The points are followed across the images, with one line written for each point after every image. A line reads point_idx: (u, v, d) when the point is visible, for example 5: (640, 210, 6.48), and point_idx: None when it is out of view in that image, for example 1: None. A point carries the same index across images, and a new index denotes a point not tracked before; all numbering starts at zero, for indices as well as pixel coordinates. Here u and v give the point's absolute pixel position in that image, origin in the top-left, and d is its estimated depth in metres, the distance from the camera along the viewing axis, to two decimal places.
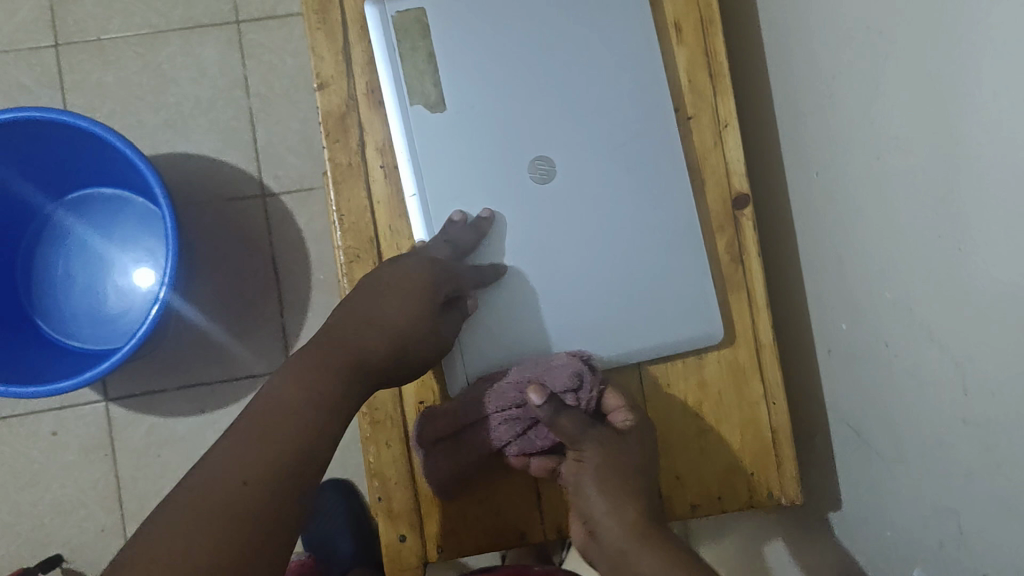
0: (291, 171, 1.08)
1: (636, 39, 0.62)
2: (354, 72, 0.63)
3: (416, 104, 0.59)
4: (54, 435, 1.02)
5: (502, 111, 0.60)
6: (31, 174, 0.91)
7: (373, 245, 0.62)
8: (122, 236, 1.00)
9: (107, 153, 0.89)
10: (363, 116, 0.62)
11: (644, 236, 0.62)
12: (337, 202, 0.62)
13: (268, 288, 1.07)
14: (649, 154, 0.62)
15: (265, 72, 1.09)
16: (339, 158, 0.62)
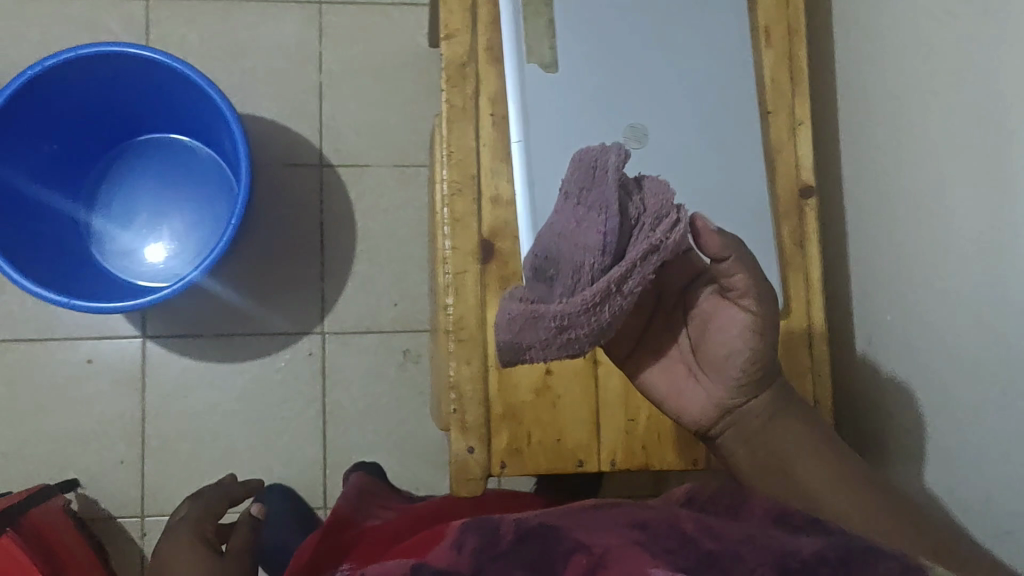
0: (349, 145, 1.12)
1: (729, 28, 0.64)
2: (479, 29, 0.66)
3: (532, 63, 0.61)
4: (88, 362, 1.06)
5: (610, 77, 0.61)
6: (116, 104, 0.96)
7: (475, 181, 0.65)
8: (184, 181, 1.04)
9: (190, 98, 0.93)
10: (482, 69, 0.66)
11: (721, 210, 0.62)
12: (447, 138, 0.66)
13: (312, 254, 1.10)
14: (733, 133, 0.63)
15: (338, 51, 1.13)
16: (455, 101, 0.66)
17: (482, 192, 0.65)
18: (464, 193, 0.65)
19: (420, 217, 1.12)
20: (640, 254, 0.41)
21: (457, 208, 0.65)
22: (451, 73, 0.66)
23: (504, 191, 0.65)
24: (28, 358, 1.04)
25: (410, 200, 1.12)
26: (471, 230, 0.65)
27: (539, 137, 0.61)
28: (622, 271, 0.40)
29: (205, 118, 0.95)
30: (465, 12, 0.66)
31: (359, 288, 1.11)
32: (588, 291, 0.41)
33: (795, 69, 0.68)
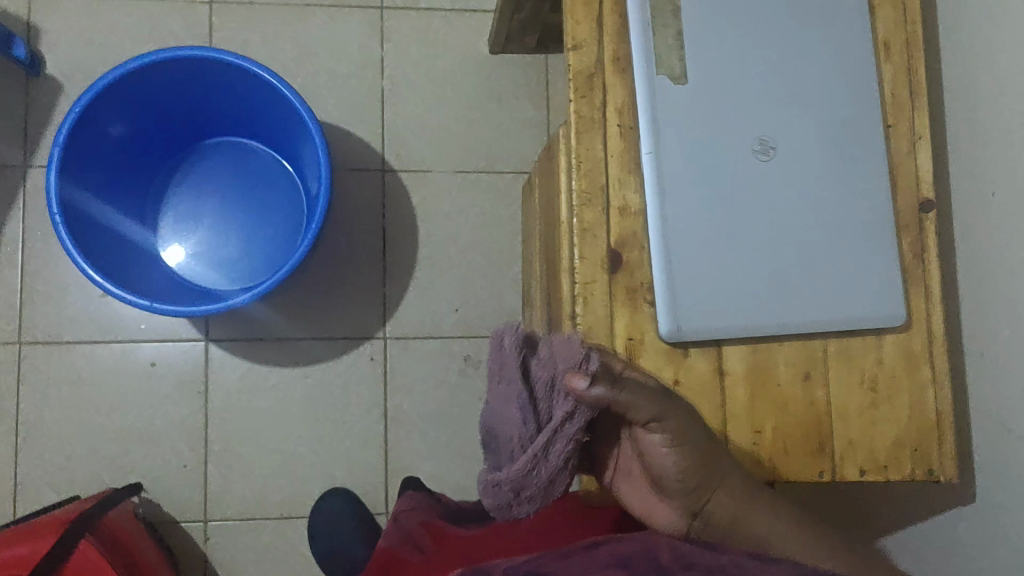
0: (412, 151, 1.12)
1: (857, 37, 0.62)
2: (604, 37, 0.60)
3: (661, 75, 0.58)
4: (152, 365, 1.06)
5: (738, 84, 0.59)
6: (185, 110, 0.96)
7: (603, 193, 0.59)
8: (247, 184, 1.05)
9: (262, 105, 0.94)
10: (608, 79, 0.60)
11: (848, 223, 0.60)
12: (573, 149, 0.59)
13: (374, 259, 1.10)
14: (859, 144, 0.61)
15: (400, 56, 1.13)
16: (582, 111, 0.59)
17: (610, 204, 0.59)
18: (594, 205, 0.59)
19: (481, 222, 1.12)
20: (557, 419, 0.54)
21: (587, 220, 0.58)
22: (577, 80, 0.60)
23: (631, 204, 0.59)
24: (93, 361, 1.05)
25: (471, 205, 1.12)
26: (601, 241, 0.58)
27: (669, 151, 0.58)
28: (546, 434, 0.54)
29: (278, 123, 0.95)
30: (591, 13, 0.60)
31: (420, 293, 1.11)
32: (524, 455, 0.55)
33: (917, 81, 0.64)
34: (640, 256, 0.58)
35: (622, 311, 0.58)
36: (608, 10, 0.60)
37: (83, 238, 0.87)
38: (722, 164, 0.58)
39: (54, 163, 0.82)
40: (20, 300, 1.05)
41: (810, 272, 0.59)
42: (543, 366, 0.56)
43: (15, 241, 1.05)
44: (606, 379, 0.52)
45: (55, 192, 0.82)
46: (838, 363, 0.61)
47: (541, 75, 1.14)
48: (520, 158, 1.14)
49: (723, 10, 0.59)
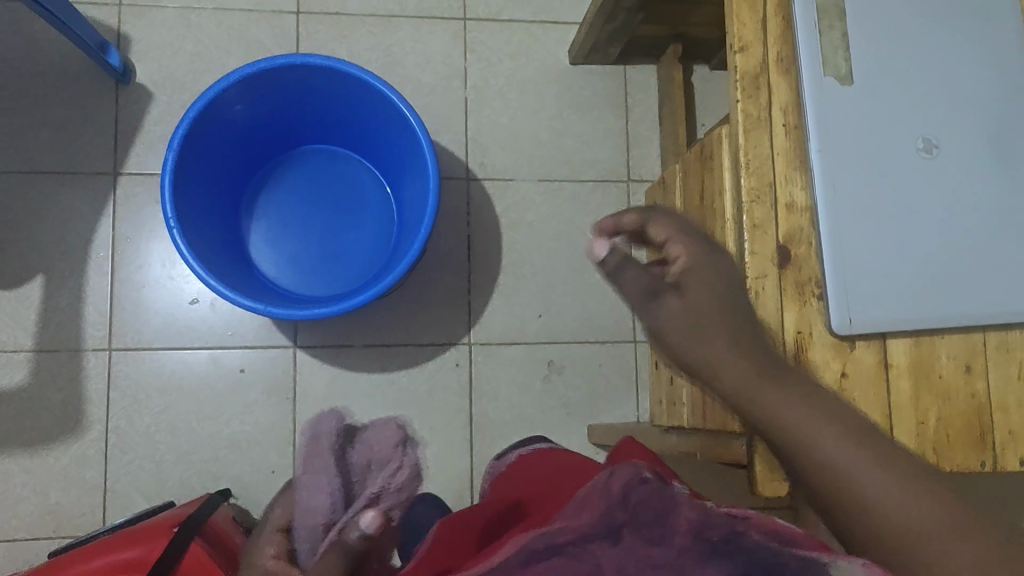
0: (496, 160, 1.14)
1: (1013, 44, 0.65)
2: (769, 41, 0.64)
3: (829, 76, 0.63)
4: (241, 372, 1.05)
5: (902, 91, 0.63)
6: (288, 114, 0.97)
7: (771, 189, 0.62)
8: (337, 188, 1.05)
9: (368, 108, 0.94)
10: (773, 80, 0.63)
11: (1005, 218, 0.63)
12: (742, 147, 0.62)
13: (460, 266, 1.11)
14: (1015, 147, 0.64)
15: (484, 66, 1.15)
16: (749, 111, 0.63)
17: (778, 201, 0.62)
18: (763, 201, 0.62)
19: (564, 229, 1.14)
20: (372, 493, 0.61)
21: (757, 216, 0.61)
22: (744, 82, 0.63)
23: (797, 201, 0.62)
24: (183, 366, 1.05)
25: (555, 212, 1.14)
26: (771, 237, 0.61)
27: (836, 148, 0.62)
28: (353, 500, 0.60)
29: (383, 130, 0.97)
30: (757, 21, 0.64)
31: (506, 299, 1.12)
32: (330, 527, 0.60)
33: None
34: (807, 252, 0.62)
35: (791, 304, 0.61)
36: (773, 15, 0.64)
37: (194, 237, 0.88)
38: (885, 161, 0.62)
39: (169, 167, 0.84)
40: (109, 305, 1.05)
41: (969, 266, 0.63)
42: (358, 448, 0.64)
43: (106, 246, 1.06)
44: (405, 439, 0.65)
45: (170, 195, 0.84)
46: (997, 359, 0.63)
47: (621, 86, 1.17)
48: (601, 167, 1.16)
49: (888, 18, 0.63)
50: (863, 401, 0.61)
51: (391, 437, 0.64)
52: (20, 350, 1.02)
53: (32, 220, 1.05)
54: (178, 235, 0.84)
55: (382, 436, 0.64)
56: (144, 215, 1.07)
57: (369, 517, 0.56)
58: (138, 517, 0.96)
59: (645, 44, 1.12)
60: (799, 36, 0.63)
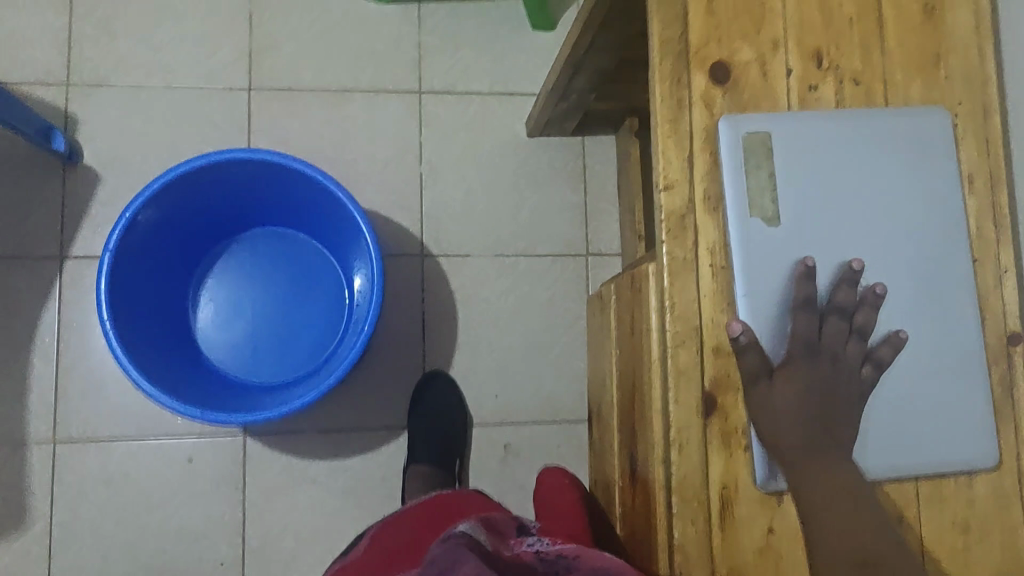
0: (452, 236, 1.12)
1: (947, 174, 0.64)
2: (698, 176, 0.62)
3: (755, 216, 0.61)
4: (189, 461, 1.04)
5: (836, 228, 0.62)
6: (232, 202, 0.95)
7: (697, 334, 0.61)
8: (287, 272, 1.03)
9: (315, 196, 0.93)
10: (700, 219, 0.61)
11: (931, 360, 0.63)
12: (669, 291, 0.61)
13: (415, 346, 1.09)
14: (946, 284, 0.63)
15: (439, 141, 1.13)
16: (675, 253, 0.61)
17: (704, 346, 0.60)
18: (688, 347, 0.60)
19: (519, 308, 1.12)
20: None
21: (683, 364, 0.60)
22: (670, 222, 0.61)
23: (724, 346, 0.61)
24: (130, 456, 1.04)
25: (510, 291, 1.12)
26: (695, 385, 0.60)
27: (766, 289, 0.60)
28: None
29: (330, 221, 0.96)
30: (683, 155, 0.62)
31: (461, 381, 1.10)
32: None
33: (1002, 216, 0.65)
34: (735, 401, 0.61)
35: (716, 454, 0.60)
36: (700, 150, 0.62)
37: (132, 340, 0.85)
38: (839, 311, 0.61)
39: (105, 272, 0.81)
40: (54, 394, 1.03)
41: (898, 417, 0.62)
42: None
43: (51, 332, 1.04)
44: None
45: (106, 302, 0.81)
46: (929, 510, 0.63)
47: (579, 157, 1.15)
48: (559, 243, 1.14)
49: (817, 154, 0.62)
50: (790, 556, 0.60)
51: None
52: None
53: None
54: (113, 338, 0.80)
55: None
56: (91, 300, 1.05)
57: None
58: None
59: (602, 119, 1.11)
60: (726, 172, 0.61)
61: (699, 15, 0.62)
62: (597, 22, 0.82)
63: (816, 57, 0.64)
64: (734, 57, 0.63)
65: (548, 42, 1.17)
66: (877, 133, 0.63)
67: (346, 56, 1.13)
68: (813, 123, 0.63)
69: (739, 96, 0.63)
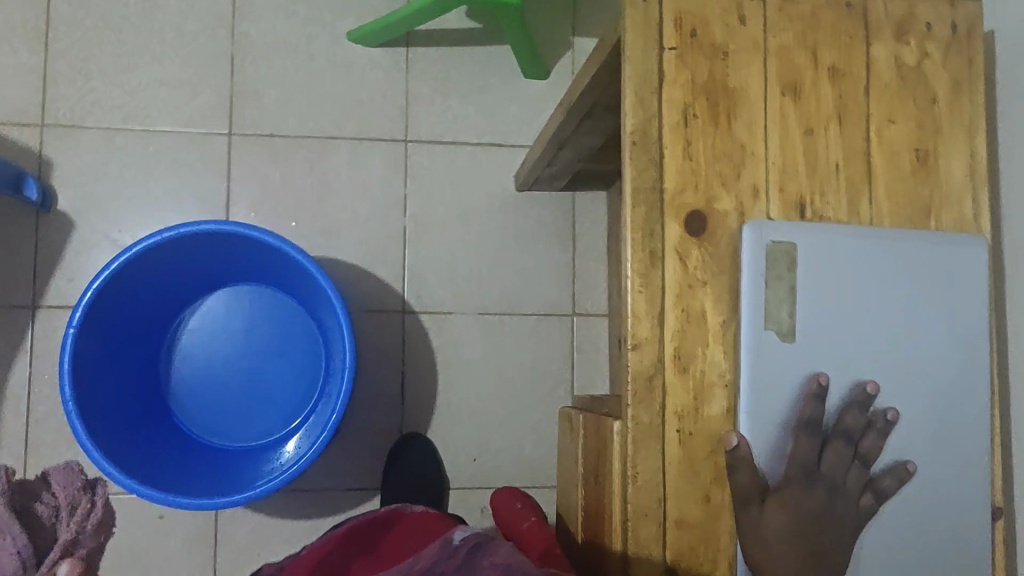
0: (434, 295, 1.11)
1: (974, 303, 0.60)
2: (668, 335, 0.57)
3: (770, 331, 0.57)
4: (161, 518, 1.03)
5: (852, 353, 0.57)
6: (204, 261, 0.93)
7: (660, 505, 0.56)
8: (261, 329, 1.01)
9: (290, 261, 0.91)
10: (668, 381, 0.57)
11: (939, 505, 0.59)
12: (631, 461, 0.56)
13: (393, 405, 1.08)
14: (961, 421, 0.59)
15: (424, 194, 1.11)
16: (641, 418, 0.56)
17: (667, 515, 0.57)
18: (651, 518, 0.56)
19: (502, 368, 1.11)
20: (64, 538, 1.00)
21: (642, 537, 0.56)
22: (637, 383, 0.56)
23: (688, 516, 0.57)
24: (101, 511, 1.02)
25: (493, 350, 1.11)
26: (657, 559, 0.56)
27: (768, 411, 0.56)
28: (53, 552, 0.99)
29: (306, 285, 0.95)
30: (653, 314, 0.56)
31: (441, 441, 1.08)
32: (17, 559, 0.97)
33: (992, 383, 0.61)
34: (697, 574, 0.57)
35: None
36: (671, 306, 0.57)
37: (94, 416, 0.83)
38: (845, 437, 0.57)
39: (67, 347, 0.79)
40: (25, 447, 1.01)
41: (899, 558, 0.58)
42: (48, 497, 1.00)
43: (22, 384, 1.02)
44: (58, 500, 1.00)
45: (67, 380, 0.79)
46: None
47: (568, 215, 1.14)
48: (544, 302, 1.13)
49: (840, 271, 0.58)
50: None
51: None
52: None
53: None
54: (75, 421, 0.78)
55: (65, 483, 1.01)
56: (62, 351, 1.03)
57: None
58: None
59: (595, 181, 1.09)
60: (740, 283, 0.57)
61: (676, 160, 0.58)
62: (582, 111, 0.78)
63: (800, 206, 0.60)
64: (713, 206, 0.58)
65: (541, 93, 1.14)
66: (904, 253, 0.59)
67: (331, 102, 1.10)
68: (837, 238, 0.58)
69: (717, 250, 0.58)
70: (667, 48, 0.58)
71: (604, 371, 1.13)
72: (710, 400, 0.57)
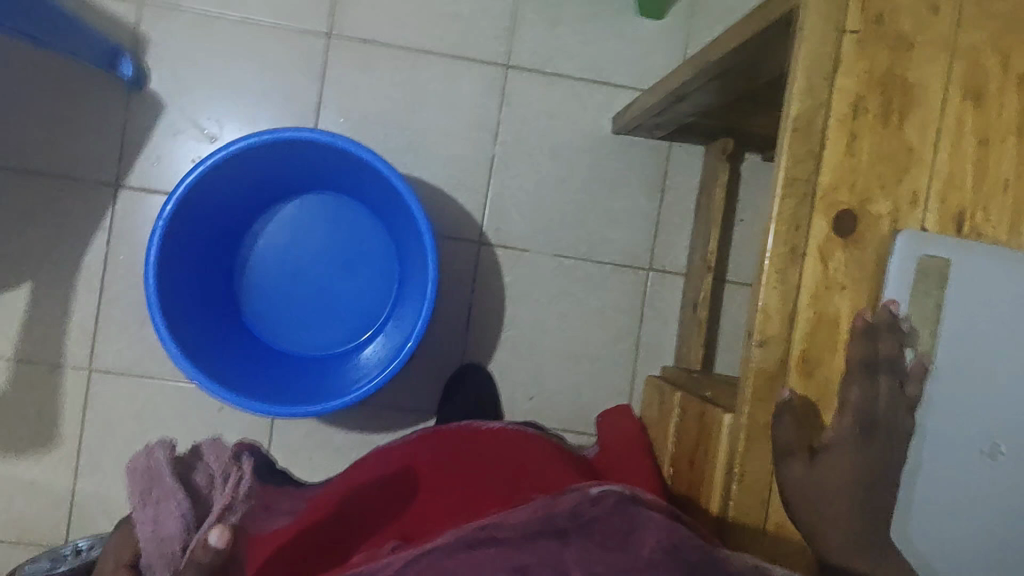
0: (513, 229, 1.08)
1: None
2: (799, 337, 0.57)
3: (904, 349, 0.56)
4: (219, 410, 1.04)
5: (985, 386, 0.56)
6: (293, 165, 0.92)
7: (763, 504, 0.58)
8: (339, 240, 1.00)
9: (381, 178, 0.90)
10: (790, 384, 0.57)
11: None
12: (739, 458, 0.57)
13: (457, 334, 1.08)
14: None
15: (517, 125, 1.08)
16: (756, 417, 0.57)
17: (768, 515, 0.58)
18: (751, 514, 0.58)
19: (572, 311, 1.09)
20: None
21: (738, 532, 0.58)
22: (758, 383, 0.57)
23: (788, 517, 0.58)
24: (163, 396, 1.03)
25: (566, 292, 1.09)
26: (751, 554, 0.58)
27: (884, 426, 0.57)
28: None
29: (393, 202, 0.94)
30: (786, 315, 0.56)
31: (500, 376, 1.08)
32: None
33: None
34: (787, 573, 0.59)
35: None
36: (805, 309, 0.56)
37: (175, 310, 0.84)
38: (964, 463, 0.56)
39: (156, 239, 0.80)
40: (94, 325, 1.02)
41: None
42: None
43: (98, 262, 1.02)
44: None
45: (153, 271, 0.80)
46: None
47: (661, 165, 1.10)
48: (623, 251, 1.10)
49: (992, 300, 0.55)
50: None
51: (219, 454, 0.61)
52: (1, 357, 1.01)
53: (27, 224, 1.01)
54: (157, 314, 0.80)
55: None
56: (139, 233, 1.03)
57: (218, 529, 0.47)
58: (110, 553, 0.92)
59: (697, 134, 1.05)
60: (886, 296, 0.56)
61: (837, 157, 0.55)
62: (715, 71, 0.75)
63: (957, 218, 0.57)
64: (867, 209, 0.56)
65: (651, 34, 1.08)
66: None
67: (433, 16, 1.06)
68: (992, 265, 0.56)
69: (863, 256, 0.56)
70: (848, 30, 0.54)
71: (673, 328, 1.11)
72: (829, 408, 0.58)
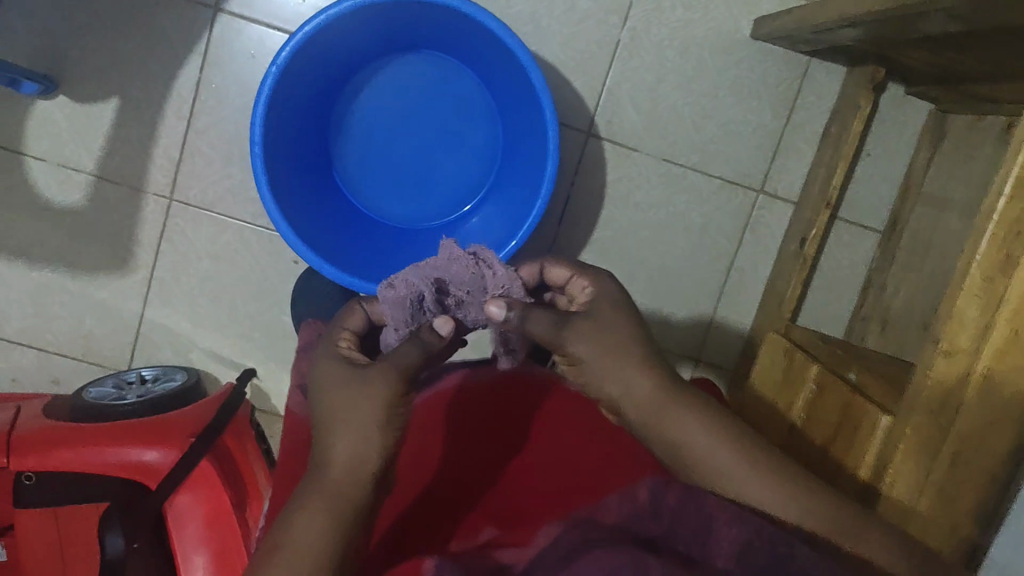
0: (625, 123, 1.01)
1: None
2: (985, 349, 0.54)
3: None
4: (295, 264, 1.01)
5: None
6: (413, 22, 0.85)
7: (912, 507, 0.58)
8: (447, 108, 0.94)
9: (505, 53, 0.84)
10: (963, 395, 0.55)
11: None
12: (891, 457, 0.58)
13: (549, 225, 1.03)
14: None
15: (651, 10, 0.99)
16: (920, 421, 0.57)
17: (919, 518, 0.58)
18: (900, 511, 0.58)
19: (671, 221, 1.04)
20: None
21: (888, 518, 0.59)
22: (931, 389, 0.56)
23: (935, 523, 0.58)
24: (240, 239, 1.00)
25: (668, 200, 1.04)
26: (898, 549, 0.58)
27: None
28: None
29: (518, 85, 0.87)
30: (979, 324, 0.54)
31: None
32: None
33: None
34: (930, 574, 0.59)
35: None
36: (1002, 323, 0.53)
37: (274, 165, 0.81)
38: None
39: (265, 88, 0.75)
40: (179, 153, 0.97)
41: None
42: None
43: (189, 87, 0.96)
44: None
45: (259, 122, 0.76)
46: None
47: (797, 80, 1.02)
48: (735, 166, 1.03)
49: None
50: None
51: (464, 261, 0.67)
52: (81, 171, 0.97)
53: (119, 33, 0.94)
54: (258, 170, 0.77)
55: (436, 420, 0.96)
56: (235, 61, 0.96)
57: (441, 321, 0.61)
58: (181, 389, 0.93)
59: (845, 54, 0.96)
60: None
61: None
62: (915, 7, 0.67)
63: None
64: None
65: None
66: None
67: None
68: None
69: None
70: None
71: (771, 256, 1.06)
72: (999, 426, 0.54)
